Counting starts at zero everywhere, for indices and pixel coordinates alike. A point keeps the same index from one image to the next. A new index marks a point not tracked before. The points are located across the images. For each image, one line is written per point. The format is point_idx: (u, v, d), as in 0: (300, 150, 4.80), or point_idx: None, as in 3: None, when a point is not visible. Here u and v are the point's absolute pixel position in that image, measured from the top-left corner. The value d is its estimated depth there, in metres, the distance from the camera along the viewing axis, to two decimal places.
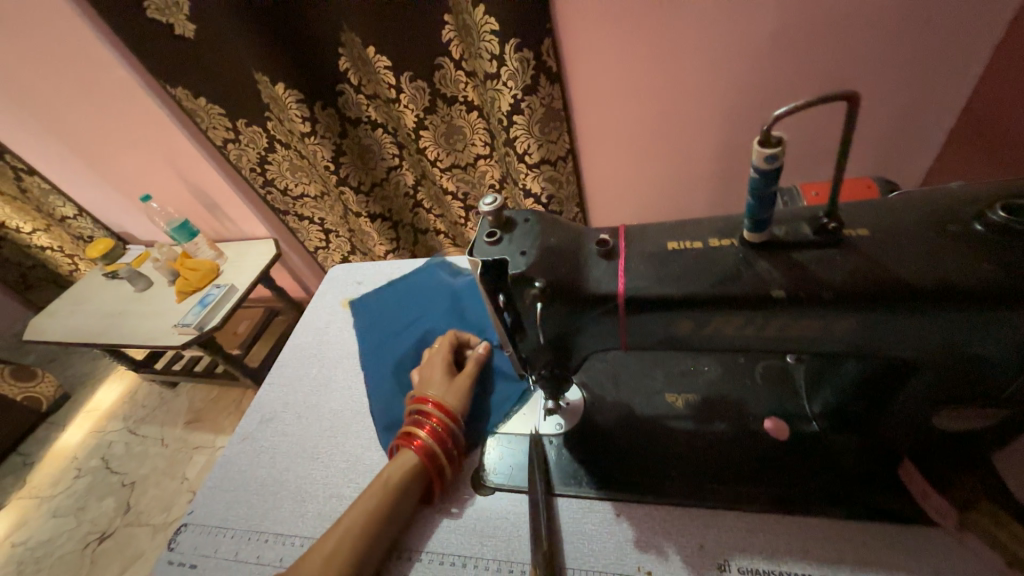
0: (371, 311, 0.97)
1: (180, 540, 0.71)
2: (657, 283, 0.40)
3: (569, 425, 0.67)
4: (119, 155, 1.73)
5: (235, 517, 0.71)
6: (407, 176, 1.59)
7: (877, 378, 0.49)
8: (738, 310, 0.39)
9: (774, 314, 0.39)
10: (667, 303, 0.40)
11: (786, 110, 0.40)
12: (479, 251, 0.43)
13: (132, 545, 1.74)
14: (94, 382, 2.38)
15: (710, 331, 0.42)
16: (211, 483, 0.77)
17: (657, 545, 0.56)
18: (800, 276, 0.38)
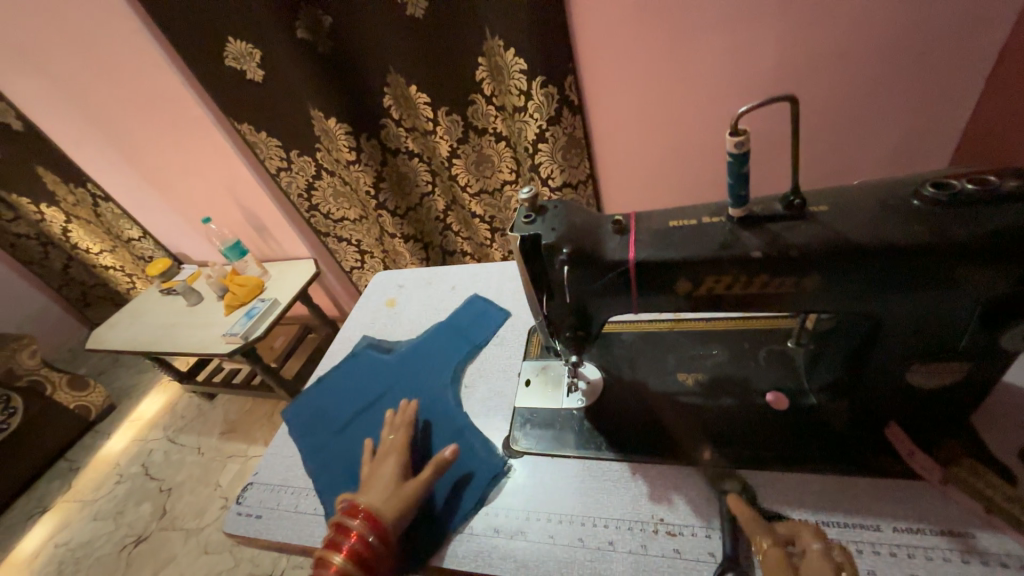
0: (343, 385, 0.92)
1: (247, 494, 0.81)
2: (662, 248, 0.51)
3: (590, 400, 0.76)
4: (187, 183, 1.96)
5: (293, 478, 0.81)
6: (438, 201, 1.75)
7: (856, 345, 0.57)
8: (726, 272, 0.50)
9: (754, 273, 0.49)
10: (670, 265, 0.51)
11: (746, 108, 0.49)
12: (519, 228, 0.54)
13: (165, 549, 1.83)
14: (139, 394, 2.56)
15: (706, 291, 0.52)
16: (274, 448, 0.87)
17: (669, 498, 0.63)
18: (774, 242, 0.48)
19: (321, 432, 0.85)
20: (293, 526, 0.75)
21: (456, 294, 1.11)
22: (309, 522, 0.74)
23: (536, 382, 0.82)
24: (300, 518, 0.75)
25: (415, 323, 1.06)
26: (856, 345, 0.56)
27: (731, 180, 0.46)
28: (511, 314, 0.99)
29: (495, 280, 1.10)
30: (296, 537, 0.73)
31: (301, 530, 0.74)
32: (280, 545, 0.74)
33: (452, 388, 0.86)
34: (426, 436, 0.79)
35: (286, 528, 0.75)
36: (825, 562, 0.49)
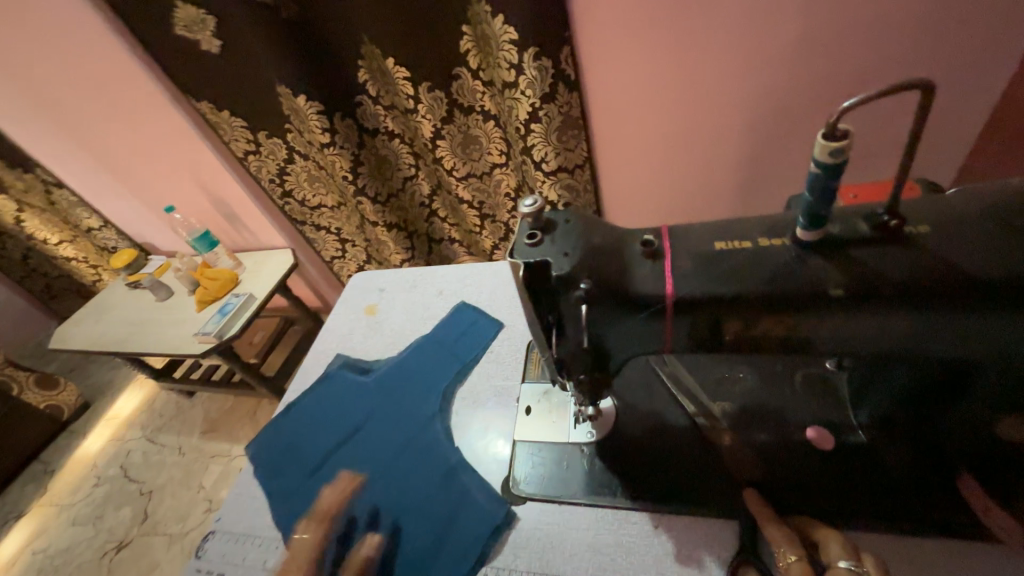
0: (316, 417, 0.81)
1: (206, 545, 0.71)
2: (707, 281, 0.40)
3: (600, 434, 0.65)
4: (145, 168, 1.77)
5: (259, 525, 0.71)
6: (423, 186, 1.60)
7: (935, 381, 0.49)
8: (793, 310, 0.39)
9: (831, 311, 0.39)
10: (717, 302, 0.40)
11: (851, 104, 0.35)
12: (520, 253, 0.42)
13: (147, 556, 1.67)
14: (114, 391, 2.30)
15: (761, 331, 0.41)
16: (236, 489, 0.76)
17: (699, 559, 0.54)
18: (859, 273, 0.37)
19: (293, 476, 0.74)
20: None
21: (443, 299, 0.98)
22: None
23: (538, 410, 0.72)
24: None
25: (398, 333, 0.94)
26: (936, 380, 0.49)
27: (808, 198, 0.35)
28: (505, 325, 0.88)
29: (486, 283, 0.98)
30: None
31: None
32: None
33: (440, 420, 0.75)
34: (413, 480, 0.69)
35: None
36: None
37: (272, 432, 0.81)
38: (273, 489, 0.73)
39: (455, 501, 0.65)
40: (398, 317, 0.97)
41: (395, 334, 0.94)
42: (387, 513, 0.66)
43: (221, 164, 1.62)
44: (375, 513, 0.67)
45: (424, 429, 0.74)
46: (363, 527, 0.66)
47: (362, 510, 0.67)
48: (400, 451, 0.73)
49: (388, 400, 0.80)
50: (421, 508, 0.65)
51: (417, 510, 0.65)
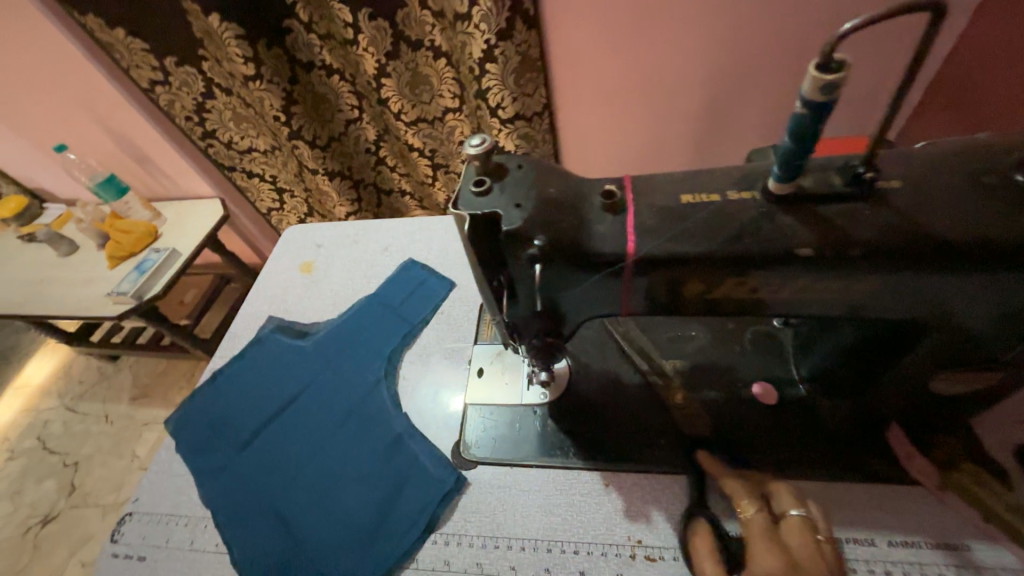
0: (246, 389, 0.73)
1: (123, 529, 0.64)
2: (672, 240, 0.36)
3: (554, 394, 0.64)
4: (21, 96, 1.47)
5: (184, 503, 0.65)
6: (367, 131, 1.44)
7: (881, 338, 0.48)
8: (762, 271, 0.36)
9: (797, 273, 0.36)
10: (681, 263, 0.36)
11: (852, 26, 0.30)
12: (465, 203, 0.36)
13: (79, 528, 1.53)
14: (21, 356, 2.03)
15: (725, 293, 0.39)
16: (155, 468, 0.69)
17: (647, 514, 0.54)
18: (832, 233, 0.35)
19: (221, 454, 0.67)
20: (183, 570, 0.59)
21: (389, 256, 0.91)
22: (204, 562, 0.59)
23: (490, 372, 0.68)
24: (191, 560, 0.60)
25: (339, 294, 0.86)
26: (880, 340, 0.48)
27: (786, 145, 0.32)
28: (457, 284, 0.83)
29: (436, 239, 0.91)
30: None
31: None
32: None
33: (386, 388, 0.70)
34: (357, 453, 0.64)
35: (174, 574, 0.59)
36: (802, 531, 0.46)
37: (194, 407, 0.73)
38: (198, 468, 0.66)
39: (403, 473, 0.62)
40: (340, 276, 0.89)
41: (335, 295, 0.86)
42: (330, 489, 0.62)
43: (121, 96, 1.37)
44: (316, 490, 0.62)
45: (368, 399, 0.70)
46: (303, 505, 0.61)
47: (301, 486, 0.63)
48: (342, 422, 0.68)
49: (327, 368, 0.74)
50: (366, 482, 0.62)
51: (363, 484, 0.62)
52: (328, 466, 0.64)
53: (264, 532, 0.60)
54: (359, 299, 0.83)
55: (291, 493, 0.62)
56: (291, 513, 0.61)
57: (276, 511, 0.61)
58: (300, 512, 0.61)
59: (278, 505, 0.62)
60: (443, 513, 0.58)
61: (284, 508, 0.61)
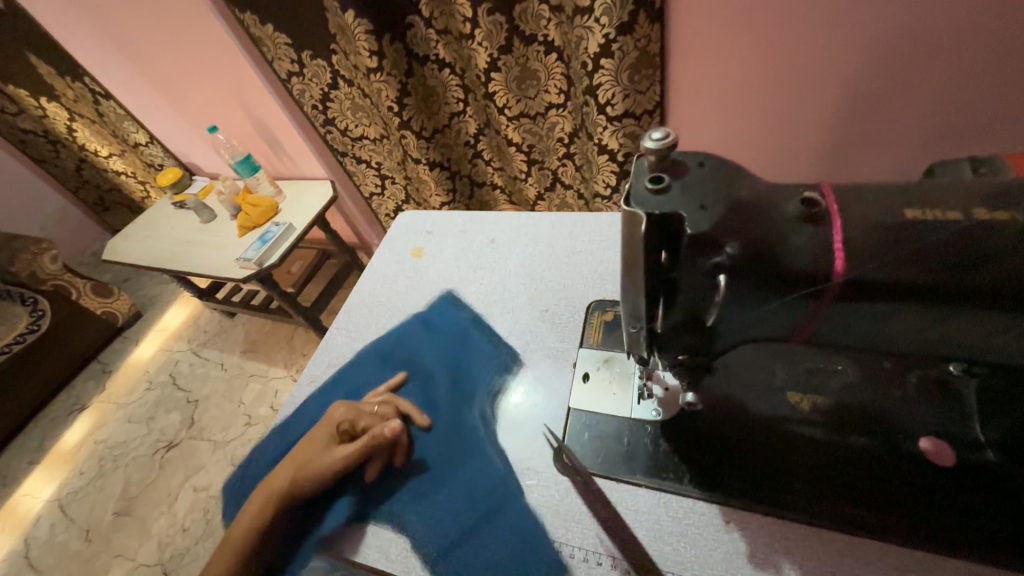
0: (361, 362, 0.79)
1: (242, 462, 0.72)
2: (903, 262, 0.31)
3: (667, 413, 0.59)
4: (189, 84, 1.70)
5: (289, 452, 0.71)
6: (469, 125, 1.48)
7: None
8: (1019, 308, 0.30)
9: None
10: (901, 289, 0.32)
11: None
12: (638, 200, 0.33)
13: (194, 457, 1.76)
14: (163, 304, 2.39)
15: (947, 325, 0.34)
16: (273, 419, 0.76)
17: (776, 564, 0.49)
18: None
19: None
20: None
21: (495, 249, 0.91)
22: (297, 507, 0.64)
23: (596, 378, 0.65)
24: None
25: (444, 281, 0.88)
26: None
27: None
28: (561, 283, 0.81)
29: (542, 236, 0.90)
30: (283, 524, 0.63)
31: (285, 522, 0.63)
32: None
33: (489, 385, 0.70)
34: (454, 444, 0.65)
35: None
36: None
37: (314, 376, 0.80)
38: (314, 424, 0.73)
39: (497, 478, 0.60)
40: (447, 266, 0.91)
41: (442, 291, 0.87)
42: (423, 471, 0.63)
43: (264, 86, 1.53)
44: (411, 469, 0.64)
45: (471, 393, 0.70)
46: (397, 480, 0.63)
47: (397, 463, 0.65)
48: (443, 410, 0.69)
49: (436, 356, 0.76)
50: (458, 472, 0.62)
51: (456, 473, 0.62)
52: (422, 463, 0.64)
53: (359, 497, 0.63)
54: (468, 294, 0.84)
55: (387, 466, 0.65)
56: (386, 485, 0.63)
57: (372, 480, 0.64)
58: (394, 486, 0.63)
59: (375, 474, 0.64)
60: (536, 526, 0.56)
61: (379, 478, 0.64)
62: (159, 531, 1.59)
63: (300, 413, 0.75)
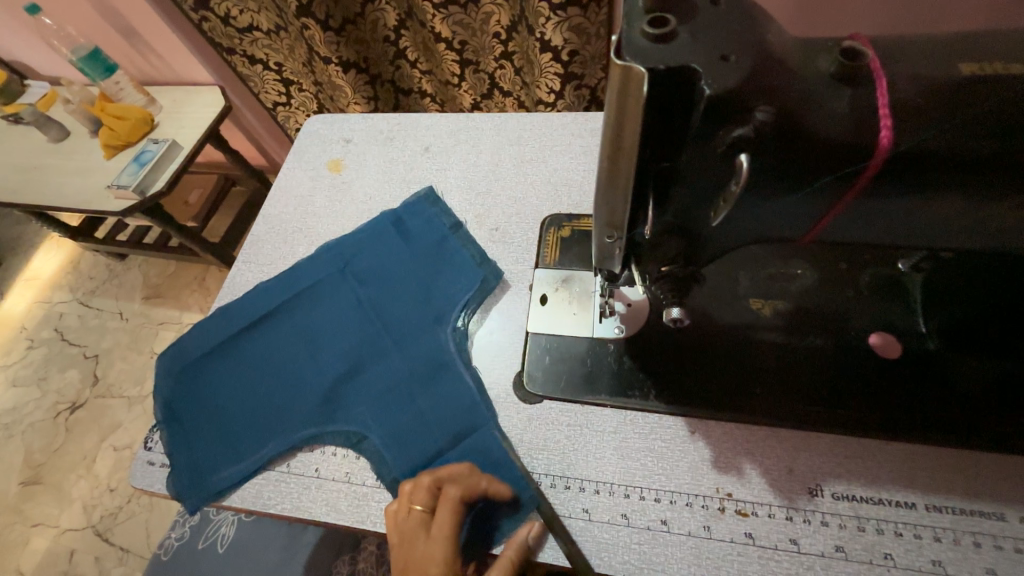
0: (302, 273, 0.65)
1: (156, 375, 0.60)
2: (956, 134, 0.26)
3: (630, 329, 0.55)
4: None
5: (216, 370, 0.60)
6: (388, 14, 1.13)
7: None
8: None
9: None
10: (943, 170, 0.27)
11: None
12: (637, 51, 0.24)
13: (107, 416, 1.52)
14: (25, 249, 1.88)
15: (979, 213, 0.30)
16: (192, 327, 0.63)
17: (739, 466, 0.49)
18: None
19: (273, 336, 0.61)
20: (214, 436, 0.56)
21: (431, 159, 0.77)
22: (236, 433, 0.56)
23: (555, 300, 0.59)
24: (224, 428, 0.57)
25: (372, 199, 0.74)
26: None
27: None
28: (513, 199, 0.71)
29: (485, 141, 0.77)
30: (220, 452, 0.56)
31: (222, 449, 0.56)
32: (193, 462, 0.56)
33: (464, 301, 0.61)
34: (425, 367, 0.57)
35: (205, 440, 0.56)
36: None
37: (213, 317, 0.63)
38: (248, 342, 0.61)
39: (455, 424, 0.54)
40: (376, 182, 0.76)
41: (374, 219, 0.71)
42: (390, 396, 0.56)
43: None
44: (375, 393, 0.56)
45: (443, 312, 0.61)
46: (358, 404, 0.56)
47: (358, 388, 0.57)
48: (411, 329, 0.60)
49: (401, 268, 0.64)
50: (410, 421, 0.54)
51: (428, 397, 0.55)
52: (365, 415, 0.55)
53: (313, 422, 0.56)
54: (435, 195, 0.71)
55: (347, 389, 0.57)
56: (344, 411, 0.56)
57: (329, 406, 0.56)
58: (354, 410, 0.56)
59: (331, 398, 0.57)
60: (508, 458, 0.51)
61: (337, 404, 0.56)
62: (82, 495, 1.41)
63: (228, 326, 0.62)
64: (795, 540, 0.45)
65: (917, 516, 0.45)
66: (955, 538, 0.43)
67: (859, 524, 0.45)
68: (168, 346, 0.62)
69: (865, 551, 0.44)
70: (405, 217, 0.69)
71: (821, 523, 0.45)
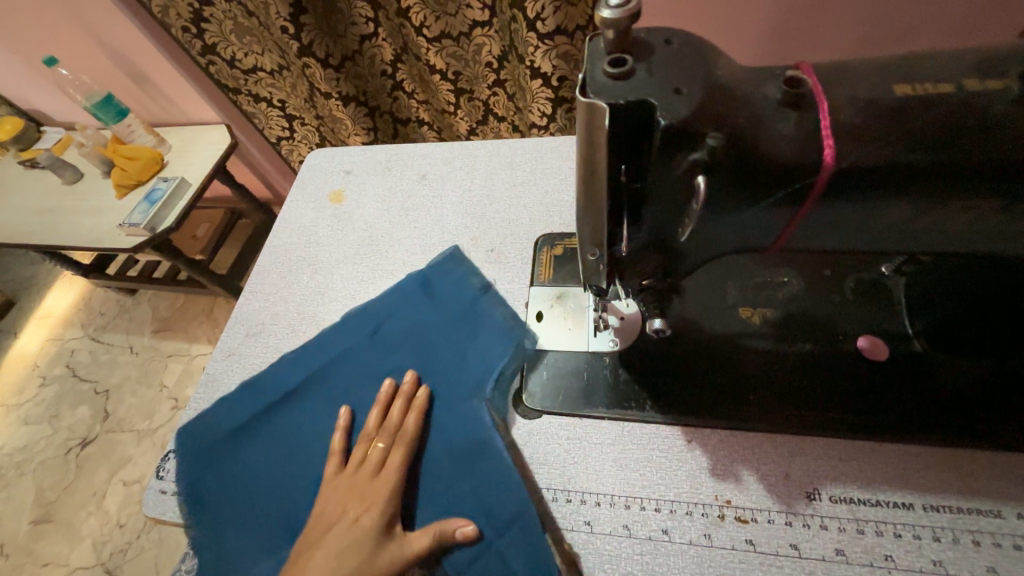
0: (332, 340, 0.65)
1: (178, 454, 0.60)
2: (899, 148, 0.28)
3: (624, 342, 0.57)
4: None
5: (244, 445, 0.59)
6: (385, 50, 1.19)
7: None
8: (1000, 191, 0.29)
9: (1009, 203, 0.29)
10: (893, 182, 0.28)
11: None
12: (598, 88, 0.27)
13: (117, 451, 1.53)
14: (39, 288, 1.93)
15: (933, 221, 0.31)
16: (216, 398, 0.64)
17: (736, 473, 0.49)
18: None
19: (304, 411, 0.61)
20: (243, 525, 0.54)
21: (448, 205, 0.78)
22: (266, 516, 0.54)
23: (550, 317, 0.61)
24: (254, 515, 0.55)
25: (374, 226, 0.78)
26: None
27: None
28: (508, 221, 0.73)
29: (478, 168, 0.81)
30: (248, 542, 0.53)
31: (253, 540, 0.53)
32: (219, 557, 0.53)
33: (499, 369, 0.59)
34: (462, 444, 0.55)
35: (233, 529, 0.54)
36: None
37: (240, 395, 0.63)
38: (281, 417, 0.61)
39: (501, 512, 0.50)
40: (397, 231, 0.76)
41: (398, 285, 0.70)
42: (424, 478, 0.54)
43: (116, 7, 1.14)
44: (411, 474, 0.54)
45: (474, 383, 0.59)
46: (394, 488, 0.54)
47: None
48: (440, 400, 0.58)
49: (431, 332, 0.64)
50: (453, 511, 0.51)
51: (465, 475, 0.53)
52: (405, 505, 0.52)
53: None
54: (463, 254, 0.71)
55: None
56: None
57: None
58: None
59: None
60: (547, 552, 0.47)
61: None
62: (92, 532, 1.41)
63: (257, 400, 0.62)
64: (796, 545, 0.45)
65: (915, 516, 0.45)
66: (954, 537, 0.43)
67: (859, 527, 0.45)
68: (195, 421, 0.62)
69: (866, 554, 0.44)
70: (434, 279, 0.69)
71: (821, 527, 0.45)
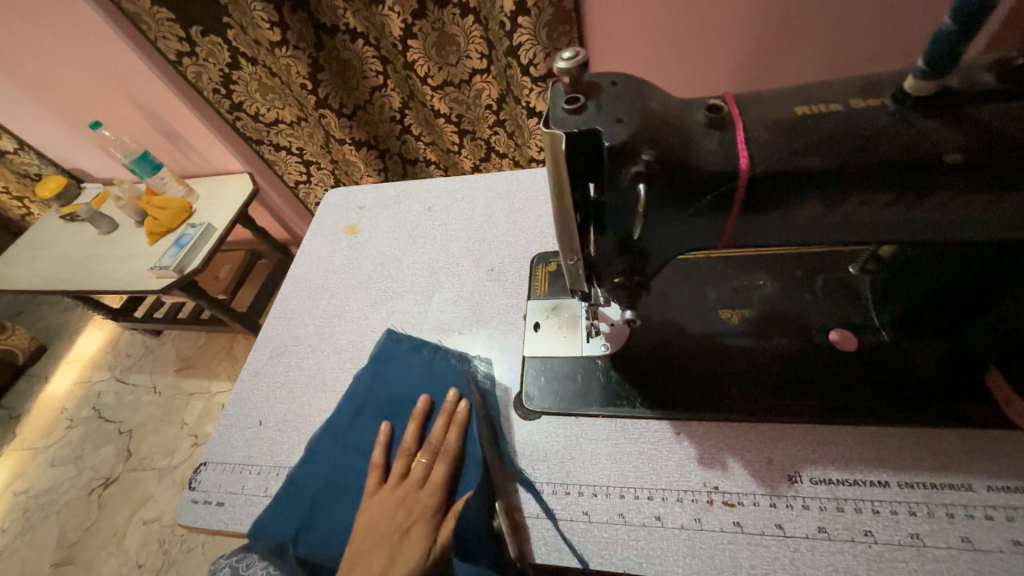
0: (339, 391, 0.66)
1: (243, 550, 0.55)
2: (806, 155, 0.34)
3: (614, 346, 0.62)
4: (43, 69, 1.36)
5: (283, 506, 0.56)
6: (393, 98, 1.31)
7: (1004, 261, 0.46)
8: (897, 187, 0.35)
9: (907, 197, 0.35)
10: (806, 182, 0.35)
11: None
12: (559, 121, 0.34)
13: (139, 489, 1.58)
14: (71, 334, 2.04)
15: (850, 215, 0.37)
16: (237, 458, 0.66)
17: (722, 461, 0.53)
18: (987, 140, 0.32)
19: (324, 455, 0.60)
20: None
21: (452, 233, 0.85)
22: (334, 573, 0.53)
23: (547, 326, 0.66)
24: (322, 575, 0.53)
25: (386, 253, 0.86)
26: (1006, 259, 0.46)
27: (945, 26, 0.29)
28: (507, 243, 0.80)
29: (479, 198, 0.89)
30: None
31: None
32: None
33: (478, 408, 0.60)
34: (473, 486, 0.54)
35: None
36: None
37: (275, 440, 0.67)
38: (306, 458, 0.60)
39: None
40: (409, 258, 0.83)
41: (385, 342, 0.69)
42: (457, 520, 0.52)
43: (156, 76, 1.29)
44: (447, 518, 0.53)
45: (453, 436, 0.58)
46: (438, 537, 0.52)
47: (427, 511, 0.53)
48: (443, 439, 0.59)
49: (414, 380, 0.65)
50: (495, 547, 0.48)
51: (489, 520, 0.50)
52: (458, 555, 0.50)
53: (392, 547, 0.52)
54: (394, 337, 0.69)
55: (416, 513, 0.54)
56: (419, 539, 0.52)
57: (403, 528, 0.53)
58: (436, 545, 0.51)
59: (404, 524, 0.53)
60: None
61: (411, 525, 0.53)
62: (111, 572, 1.43)
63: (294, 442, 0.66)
64: (781, 525, 0.48)
65: (891, 493, 0.48)
66: (928, 511, 0.46)
67: (838, 505, 0.48)
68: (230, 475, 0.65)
69: (846, 530, 0.47)
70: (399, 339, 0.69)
71: (802, 506, 0.49)
